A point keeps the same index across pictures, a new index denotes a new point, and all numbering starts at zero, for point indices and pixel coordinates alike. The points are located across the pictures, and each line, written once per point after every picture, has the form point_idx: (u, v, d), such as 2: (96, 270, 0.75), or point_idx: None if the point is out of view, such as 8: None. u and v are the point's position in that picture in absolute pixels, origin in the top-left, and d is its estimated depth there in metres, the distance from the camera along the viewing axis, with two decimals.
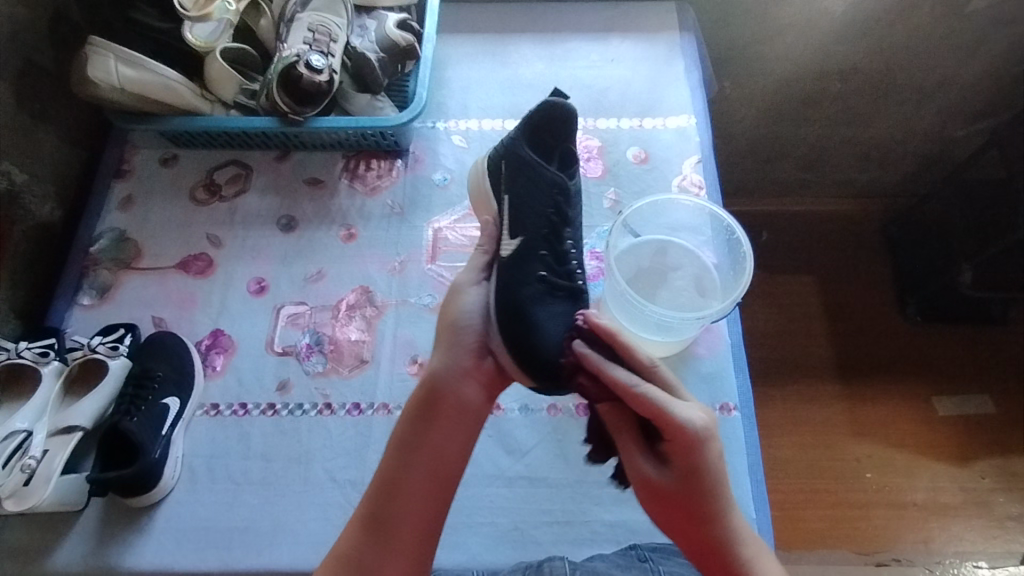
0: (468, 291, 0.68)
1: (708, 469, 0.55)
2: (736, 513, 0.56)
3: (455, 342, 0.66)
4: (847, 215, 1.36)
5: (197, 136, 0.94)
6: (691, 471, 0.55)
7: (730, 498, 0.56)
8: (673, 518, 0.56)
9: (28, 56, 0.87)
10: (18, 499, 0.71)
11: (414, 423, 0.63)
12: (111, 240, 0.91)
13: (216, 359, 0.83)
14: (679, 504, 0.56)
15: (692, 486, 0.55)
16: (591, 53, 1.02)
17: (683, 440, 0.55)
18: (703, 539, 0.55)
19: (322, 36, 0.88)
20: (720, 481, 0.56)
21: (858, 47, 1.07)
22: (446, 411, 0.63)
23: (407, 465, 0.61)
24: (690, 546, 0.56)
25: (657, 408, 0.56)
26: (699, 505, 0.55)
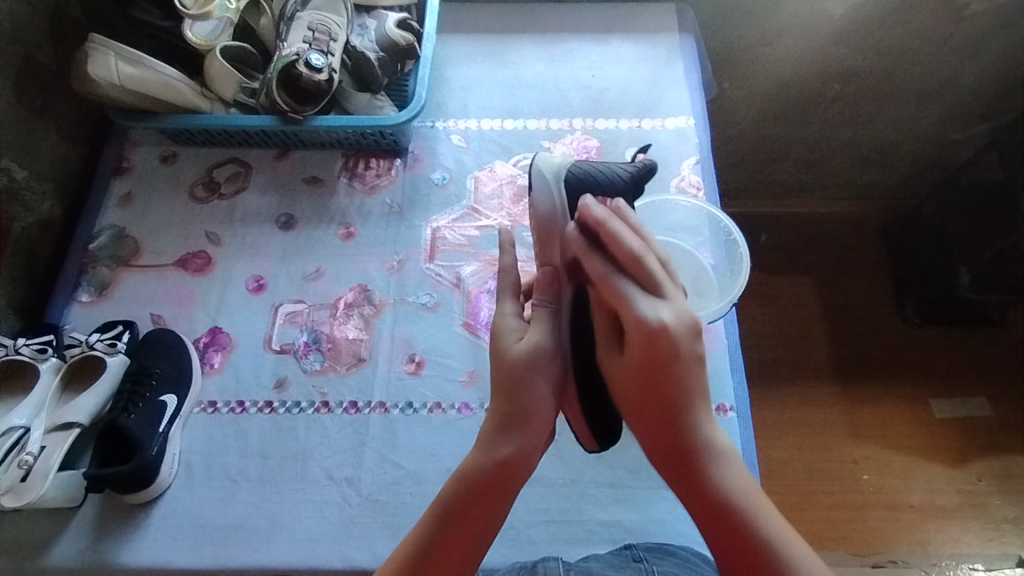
0: (552, 362, 0.60)
1: (666, 362, 0.54)
2: (699, 408, 0.56)
3: (532, 417, 0.59)
4: (845, 218, 1.36)
5: (197, 134, 0.94)
6: (645, 363, 0.55)
7: (692, 392, 0.55)
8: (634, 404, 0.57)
9: (28, 53, 0.87)
10: (15, 495, 0.70)
11: (470, 494, 0.57)
12: (110, 237, 0.92)
13: (214, 357, 0.83)
14: (638, 393, 0.56)
15: (648, 381, 0.55)
16: (591, 53, 1.02)
17: (641, 336, 0.54)
18: (661, 433, 0.56)
19: (321, 35, 0.88)
20: (678, 375, 0.55)
21: (857, 48, 1.07)
22: (506, 495, 0.58)
23: (454, 541, 0.56)
24: (652, 438, 0.57)
25: (618, 299, 0.56)
26: (656, 395, 0.55)
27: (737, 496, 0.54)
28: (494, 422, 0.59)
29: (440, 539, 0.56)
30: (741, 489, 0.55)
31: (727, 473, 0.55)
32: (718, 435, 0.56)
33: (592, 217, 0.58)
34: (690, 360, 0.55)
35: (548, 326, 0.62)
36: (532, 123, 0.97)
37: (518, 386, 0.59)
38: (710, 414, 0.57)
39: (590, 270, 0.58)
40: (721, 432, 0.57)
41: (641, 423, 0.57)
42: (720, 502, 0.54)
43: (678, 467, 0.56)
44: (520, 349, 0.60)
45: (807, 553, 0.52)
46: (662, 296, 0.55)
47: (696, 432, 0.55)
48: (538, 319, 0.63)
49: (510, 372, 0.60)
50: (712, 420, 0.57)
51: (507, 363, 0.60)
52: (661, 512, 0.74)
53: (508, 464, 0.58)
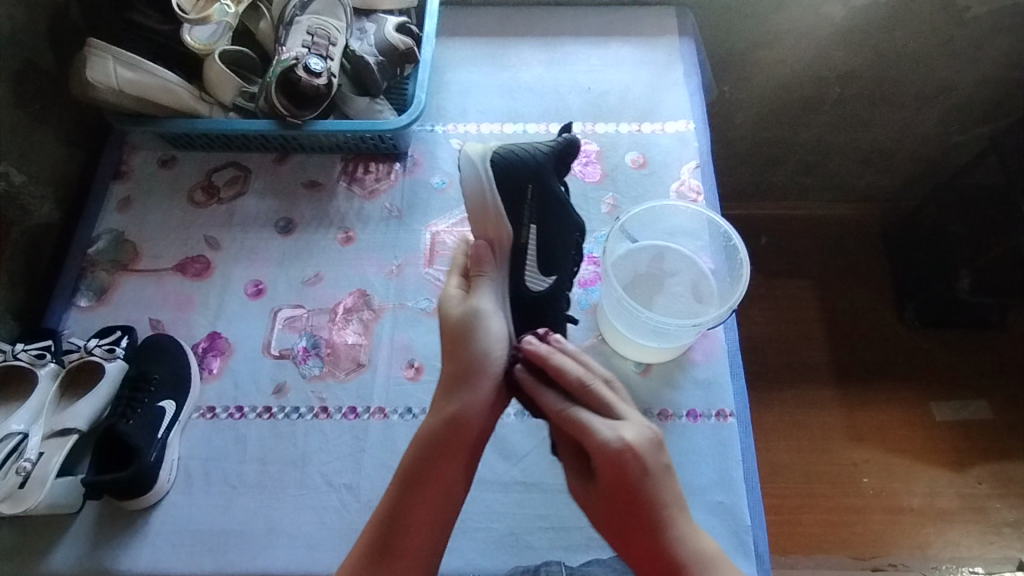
0: (491, 321, 0.69)
1: (634, 480, 0.61)
2: (675, 518, 0.62)
3: (475, 374, 0.68)
4: (846, 220, 1.36)
5: (195, 138, 0.94)
6: (615, 483, 0.62)
7: (665, 503, 0.62)
8: (615, 516, 0.63)
9: (26, 57, 0.87)
10: (14, 501, 0.71)
11: (430, 455, 0.65)
12: (109, 241, 0.91)
13: (213, 362, 0.83)
14: (616, 511, 0.62)
15: (623, 500, 0.62)
16: (590, 57, 1.02)
17: (608, 454, 0.61)
18: (645, 548, 0.61)
19: (321, 39, 0.88)
20: (649, 493, 0.61)
21: (858, 52, 1.07)
22: (461, 449, 0.66)
23: (421, 499, 0.64)
24: (638, 556, 0.62)
25: (581, 430, 0.64)
26: (631, 512, 0.61)
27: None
28: (445, 383, 0.68)
29: (406, 503, 0.64)
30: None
31: (713, 573, 0.60)
32: (703, 540, 0.62)
33: (538, 354, 0.68)
34: (656, 475, 0.62)
35: (488, 291, 0.71)
36: (532, 127, 0.97)
37: (460, 347, 0.68)
38: (690, 524, 0.62)
39: (546, 401, 0.67)
40: (705, 537, 0.62)
41: (627, 550, 0.63)
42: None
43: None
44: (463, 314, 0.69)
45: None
46: (619, 421, 0.64)
47: (679, 542, 0.61)
48: (480, 287, 0.71)
49: (453, 331, 0.69)
50: (692, 526, 0.62)
51: (451, 323, 0.70)
52: None
53: (458, 419, 0.66)
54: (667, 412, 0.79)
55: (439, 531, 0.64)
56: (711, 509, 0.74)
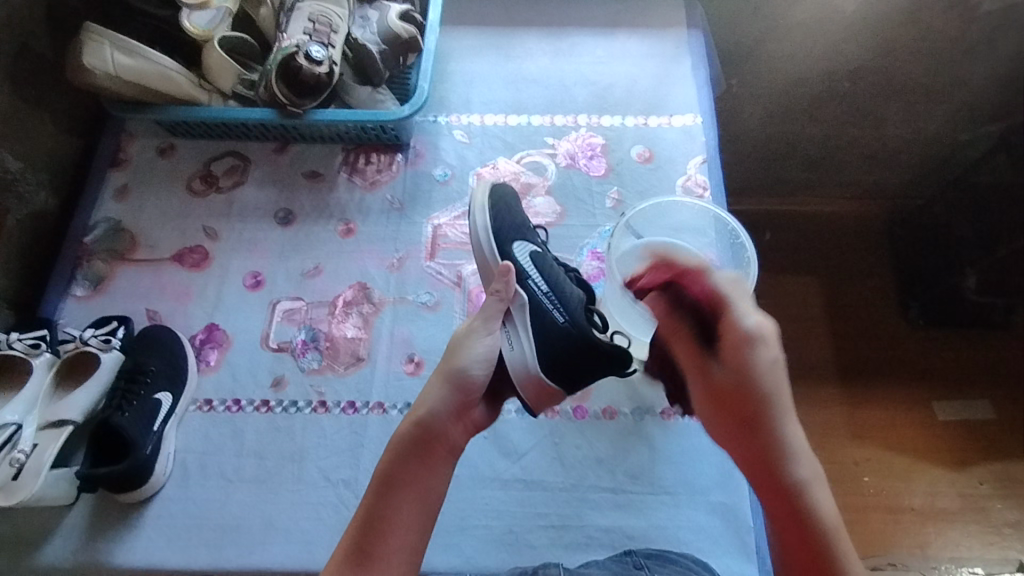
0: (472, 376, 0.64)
1: (765, 379, 0.57)
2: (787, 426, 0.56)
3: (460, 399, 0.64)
4: (852, 218, 1.34)
5: (194, 126, 0.93)
6: (746, 365, 0.58)
7: (783, 412, 0.57)
8: (723, 410, 0.60)
9: (23, 42, 0.86)
10: (8, 492, 0.69)
11: (403, 456, 0.60)
12: (105, 230, 0.90)
13: (210, 355, 0.82)
14: (729, 408, 0.59)
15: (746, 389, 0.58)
16: (597, 48, 1.00)
17: (738, 336, 0.59)
18: (755, 442, 0.57)
19: (322, 26, 0.86)
20: (775, 394, 0.57)
21: (869, 45, 1.05)
22: (439, 456, 0.61)
23: (394, 500, 0.58)
24: (740, 447, 0.58)
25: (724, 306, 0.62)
26: (738, 409, 0.58)
27: (823, 516, 0.53)
28: (435, 387, 0.64)
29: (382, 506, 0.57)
30: (826, 513, 0.54)
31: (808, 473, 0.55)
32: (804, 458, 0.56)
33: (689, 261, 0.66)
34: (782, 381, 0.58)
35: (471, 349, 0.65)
36: (536, 119, 0.95)
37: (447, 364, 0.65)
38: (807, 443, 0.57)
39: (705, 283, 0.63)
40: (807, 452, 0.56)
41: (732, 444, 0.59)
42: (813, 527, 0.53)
43: (762, 471, 0.56)
44: (466, 362, 0.64)
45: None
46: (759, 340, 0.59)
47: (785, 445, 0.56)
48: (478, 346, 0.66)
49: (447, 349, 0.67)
50: (796, 434, 0.56)
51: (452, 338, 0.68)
52: (662, 519, 0.73)
53: (434, 424, 0.61)
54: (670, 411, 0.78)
55: (416, 536, 0.57)
56: (713, 509, 0.73)
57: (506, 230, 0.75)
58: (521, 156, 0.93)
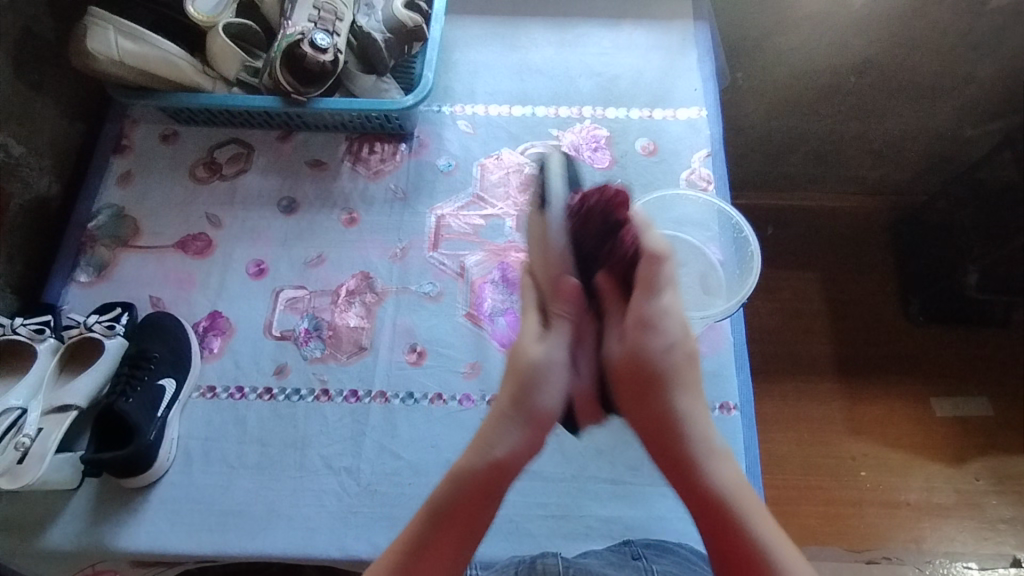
0: (548, 391, 0.61)
1: (676, 349, 0.62)
2: (687, 401, 0.61)
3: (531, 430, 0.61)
4: (854, 213, 1.34)
5: (197, 112, 0.92)
6: (637, 343, 0.61)
7: (685, 386, 0.61)
8: (628, 382, 0.62)
9: (27, 25, 0.85)
10: (12, 477, 0.69)
11: (467, 492, 0.58)
12: (109, 217, 0.90)
13: (214, 342, 0.83)
14: (625, 380, 0.62)
15: (640, 360, 0.61)
16: (603, 39, 1.00)
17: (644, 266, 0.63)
18: (654, 418, 0.61)
19: (327, 13, 0.86)
20: (671, 366, 0.61)
21: (875, 40, 1.04)
22: (498, 494, 0.60)
23: (448, 535, 0.58)
24: (641, 418, 0.61)
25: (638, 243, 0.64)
26: (641, 381, 0.61)
27: (723, 479, 0.59)
28: (507, 419, 0.61)
29: (430, 537, 0.58)
30: (730, 484, 0.59)
31: (710, 454, 0.60)
32: (688, 410, 0.61)
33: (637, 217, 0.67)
34: (682, 352, 0.62)
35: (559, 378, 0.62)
36: (541, 110, 0.95)
37: (524, 400, 0.61)
38: (697, 404, 0.62)
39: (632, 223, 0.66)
40: (713, 429, 0.62)
41: (641, 407, 0.61)
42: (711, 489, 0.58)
43: (670, 452, 0.60)
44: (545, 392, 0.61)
45: (784, 540, 0.57)
46: (665, 290, 0.63)
47: (689, 418, 0.60)
48: (556, 373, 0.62)
49: (520, 375, 0.62)
50: (703, 411, 0.62)
51: (520, 364, 0.62)
52: (661, 509, 0.74)
53: (507, 464, 0.59)
54: None
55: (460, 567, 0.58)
56: None
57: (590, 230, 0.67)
58: (525, 148, 0.93)
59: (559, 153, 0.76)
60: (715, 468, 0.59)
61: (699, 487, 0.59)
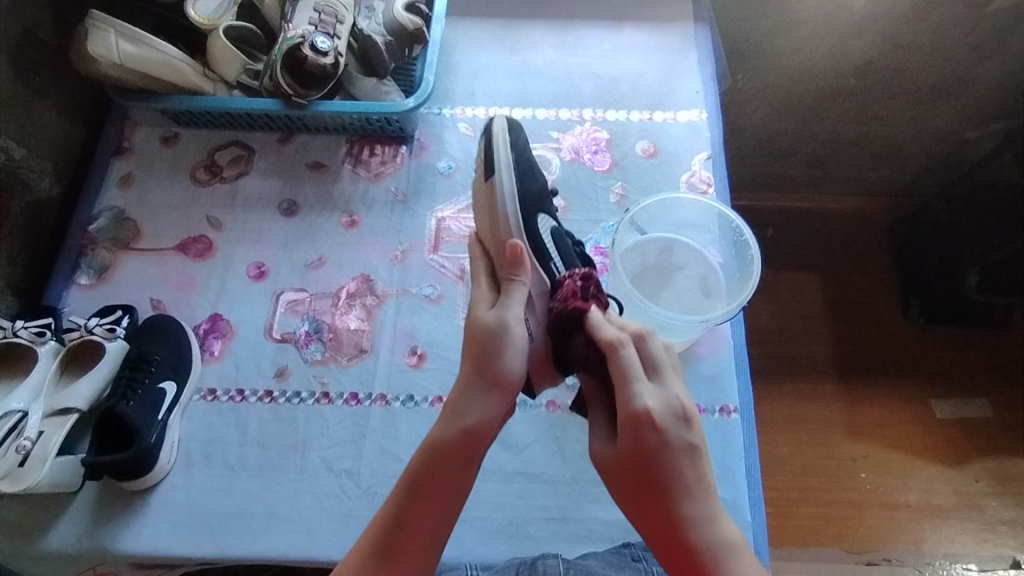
0: (511, 350, 0.60)
1: (675, 446, 0.54)
2: (696, 506, 0.53)
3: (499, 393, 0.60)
4: (855, 214, 1.35)
5: (198, 115, 0.93)
6: (633, 450, 0.54)
7: (694, 491, 0.53)
8: (636, 492, 0.54)
9: (27, 28, 0.85)
10: (13, 479, 0.69)
11: (441, 460, 0.58)
12: (109, 219, 0.90)
13: (214, 344, 0.83)
14: (632, 489, 0.55)
15: (638, 467, 0.54)
16: (604, 42, 1.00)
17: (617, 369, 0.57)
18: (662, 528, 0.53)
19: (328, 16, 0.86)
20: (672, 464, 0.53)
21: (876, 43, 1.04)
22: (476, 457, 0.59)
23: (428, 505, 0.57)
24: (654, 538, 0.54)
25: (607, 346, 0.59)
26: (645, 488, 0.54)
27: None
28: (472, 385, 0.60)
29: (411, 508, 0.57)
30: None
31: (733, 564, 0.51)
32: (699, 512, 0.53)
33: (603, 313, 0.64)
34: (684, 450, 0.54)
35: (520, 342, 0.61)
36: (541, 113, 0.95)
37: (486, 363, 0.60)
38: (713, 506, 0.53)
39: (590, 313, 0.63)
40: (731, 531, 0.53)
41: (651, 523, 0.54)
42: None
43: (680, 566, 0.52)
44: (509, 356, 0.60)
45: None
46: (655, 382, 0.57)
47: (703, 524, 0.52)
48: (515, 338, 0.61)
49: (477, 343, 0.61)
50: (719, 516, 0.53)
51: (477, 331, 0.61)
52: None
53: (479, 430, 0.59)
54: None
55: (442, 535, 0.58)
56: None
57: (531, 200, 0.72)
58: None
59: (506, 121, 0.76)
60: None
61: None
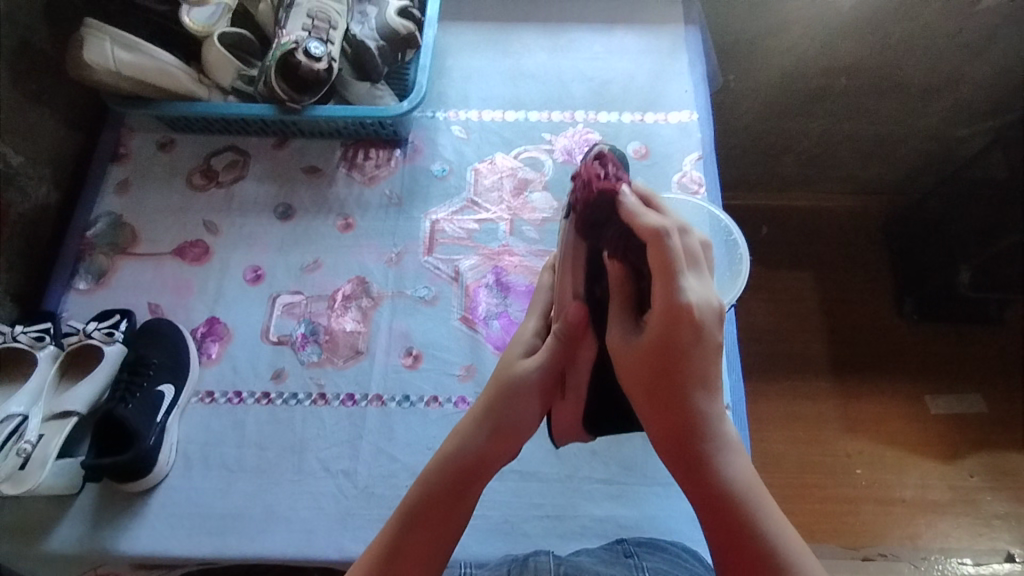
0: (523, 404, 0.63)
1: (704, 343, 0.53)
2: (708, 400, 0.55)
3: (501, 440, 0.62)
4: (848, 212, 1.35)
5: (194, 121, 0.93)
6: (665, 343, 0.53)
7: (708, 384, 0.55)
8: (649, 377, 0.55)
9: (23, 36, 0.86)
10: (14, 482, 0.70)
11: (439, 491, 0.60)
12: (107, 224, 0.91)
13: (212, 347, 0.84)
14: (644, 372, 0.55)
15: (665, 360, 0.54)
16: (595, 45, 1.01)
17: (661, 260, 0.52)
18: (669, 414, 0.55)
19: (321, 22, 0.87)
20: (701, 359, 0.54)
21: (864, 43, 1.05)
22: (472, 494, 0.61)
23: (422, 536, 0.57)
24: (658, 418, 0.56)
25: (653, 232, 0.53)
26: (662, 376, 0.54)
27: (736, 478, 0.55)
28: (478, 426, 0.62)
29: (406, 537, 0.57)
30: (742, 478, 0.55)
31: (723, 451, 0.55)
32: (708, 403, 0.55)
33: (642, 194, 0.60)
34: (714, 347, 0.54)
35: (530, 401, 0.63)
36: (534, 115, 0.96)
37: (499, 410, 0.62)
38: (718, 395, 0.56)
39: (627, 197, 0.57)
40: (729, 425, 0.57)
41: (656, 404, 0.55)
42: (723, 491, 0.54)
43: (681, 453, 0.55)
44: (518, 407, 0.62)
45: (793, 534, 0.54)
46: (698, 274, 0.55)
47: (708, 414, 0.55)
48: (527, 392, 0.62)
49: (500, 389, 0.63)
50: (722, 410, 0.56)
51: (504, 377, 0.64)
52: (654, 509, 0.75)
53: (474, 468, 0.61)
54: None
55: (439, 565, 0.58)
56: None
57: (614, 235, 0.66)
58: (518, 152, 0.94)
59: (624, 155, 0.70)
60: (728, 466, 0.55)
61: (713, 492, 0.54)
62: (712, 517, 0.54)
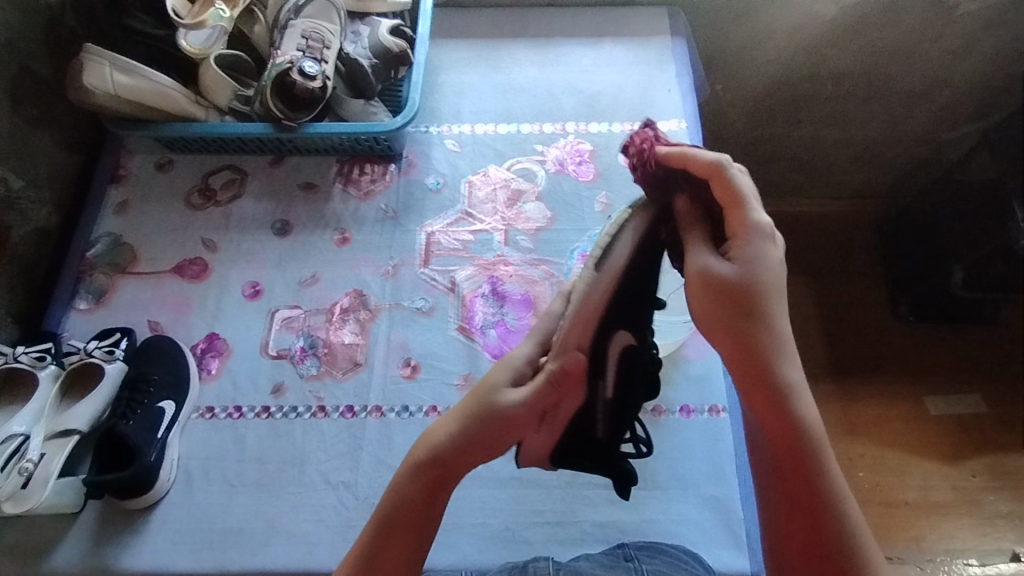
0: (493, 433, 0.59)
1: (777, 272, 0.56)
2: (784, 331, 0.56)
3: (468, 464, 0.60)
4: (839, 217, 1.37)
5: (192, 141, 0.95)
6: (754, 264, 0.55)
7: (780, 315, 0.56)
8: (733, 306, 0.55)
9: (24, 63, 0.88)
10: (16, 500, 0.71)
11: (411, 501, 0.60)
12: (107, 245, 0.92)
13: (211, 363, 0.84)
14: (729, 304, 0.55)
15: (751, 288, 0.55)
16: (584, 58, 1.03)
17: (732, 190, 0.56)
18: (754, 343, 0.55)
19: (315, 42, 0.88)
20: (775, 289, 0.55)
21: (848, 50, 1.07)
22: (438, 506, 0.61)
23: (394, 545, 0.59)
24: (738, 349, 0.56)
25: (718, 167, 0.57)
26: (747, 306, 0.55)
27: (807, 412, 0.56)
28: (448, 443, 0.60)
29: (378, 547, 0.59)
30: (811, 413, 0.56)
31: (793, 376, 0.56)
32: (784, 333, 0.56)
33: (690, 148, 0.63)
34: (782, 277, 0.56)
35: (501, 433, 0.59)
36: (525, 127, 0.98)
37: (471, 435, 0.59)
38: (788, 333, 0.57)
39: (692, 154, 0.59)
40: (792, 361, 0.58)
41: (740, 333, 0.56)
42: (800, 422, 0.55)
43: (761, 381, 0.55)
44: (487, 437, 0.59)
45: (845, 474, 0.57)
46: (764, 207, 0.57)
47: (782, 346, 0.56)
48: (500, 423, 0.58)
49: (477, 411, 0.59)
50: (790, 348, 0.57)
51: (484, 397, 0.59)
52: (654, 513, 0.75)
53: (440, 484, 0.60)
54: (660, 409, 0.80)
55: (417, 565, 0.60)
56: (704, 502, 0.75)
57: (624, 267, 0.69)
58: (511, 163, 0.95)
59: None
60: (800, 399, 0.56)
61: (790, 421, 0.55)
62: (787, 449, 0.56)
